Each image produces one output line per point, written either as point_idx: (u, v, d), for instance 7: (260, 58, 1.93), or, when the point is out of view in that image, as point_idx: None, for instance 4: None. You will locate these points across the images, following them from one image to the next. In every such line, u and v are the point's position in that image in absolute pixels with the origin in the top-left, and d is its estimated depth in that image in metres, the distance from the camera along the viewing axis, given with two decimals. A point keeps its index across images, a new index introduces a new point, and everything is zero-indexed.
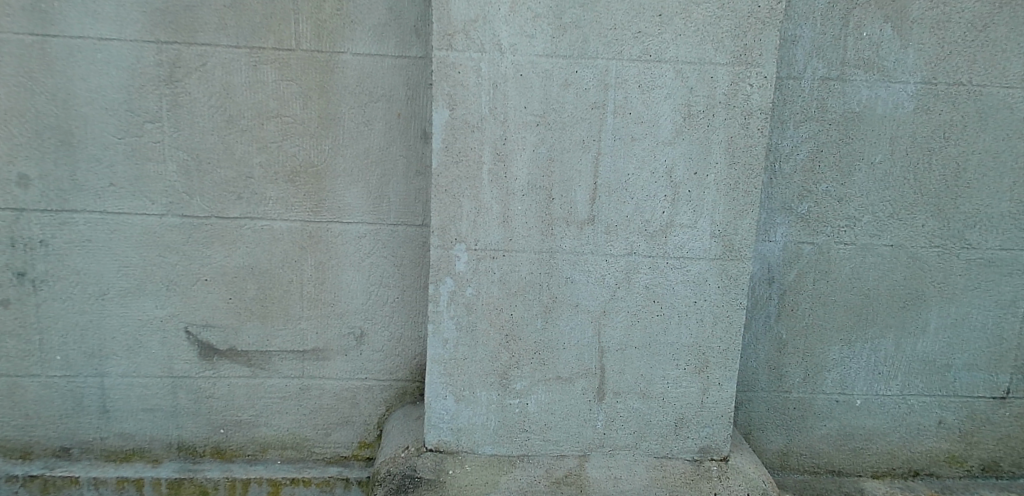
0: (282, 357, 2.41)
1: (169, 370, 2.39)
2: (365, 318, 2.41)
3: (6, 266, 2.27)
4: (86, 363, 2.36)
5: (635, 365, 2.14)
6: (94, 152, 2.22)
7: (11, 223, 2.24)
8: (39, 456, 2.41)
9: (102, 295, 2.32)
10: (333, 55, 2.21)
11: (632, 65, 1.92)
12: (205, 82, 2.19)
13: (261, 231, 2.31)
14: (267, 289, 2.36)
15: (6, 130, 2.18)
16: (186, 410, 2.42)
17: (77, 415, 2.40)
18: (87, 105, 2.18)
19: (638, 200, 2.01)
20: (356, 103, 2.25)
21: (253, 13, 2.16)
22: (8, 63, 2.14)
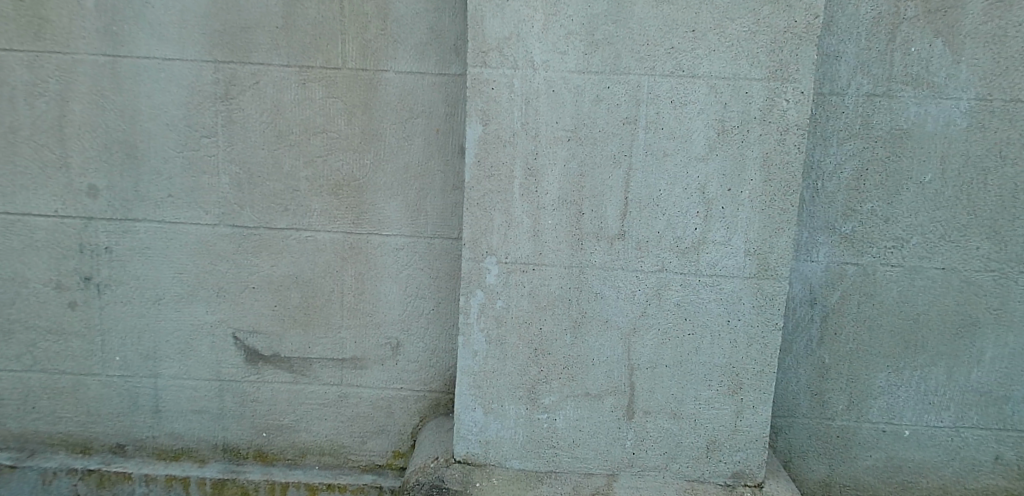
0: (322, 364, 2.48)
1: (217, 374, 2.49)
2: (401, 329, 2.46)
3: (73, 271, 2.42)
4: (141, 364, 2.49)
5: (666, 383, 2.12)
6: (155, 165, 2.35)
7: (80, 231, 2.39)
8: (96, 452, 2.54)
9: (157, 300, 2.44)
10: (376, 73, 2.29)
11: (664, 80, 1.93)
12: (258, 99, 2.30)
13: (306, 242, 2.40)
14: (310, 298, 2.44)
15: (81, 144, 2.33)
16: (229, 413, 2.52)
17: (132, 414, 2.52)
18: (151, 121, 2.32)
19: (671, 215, 2.01)
20: (397, 119, 2.32)
21: (304, 32, 2.26)
22: (82, 81, 2.29)
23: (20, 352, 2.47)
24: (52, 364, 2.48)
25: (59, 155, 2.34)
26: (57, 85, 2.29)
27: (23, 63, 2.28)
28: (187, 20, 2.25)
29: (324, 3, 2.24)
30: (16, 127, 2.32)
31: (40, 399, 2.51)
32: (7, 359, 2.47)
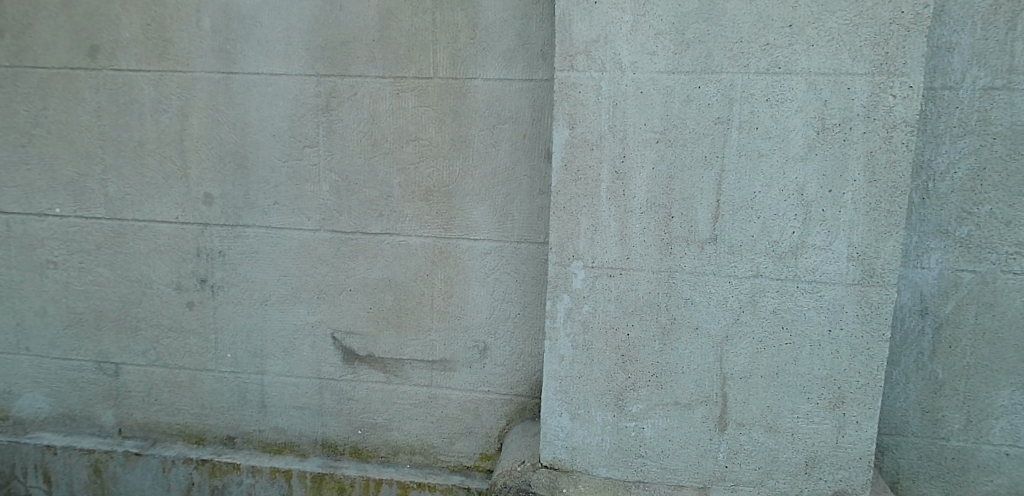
0: (413, 366, 2.56)
1: (317, 372, 2.61)
2: (488, 333, 2.49)
3: (192, 273, 2.61)
4: (250, 361, 2.65)
5: (760, 394, 2.03)
6: (264, 175, 2.51)
7: (198, 236, 2.58)
8: (209, 445, 2.71)
9: (263, 301, 2.60)
10: (465, 82, 2.35)
11: (758, 78, 1.87)
12: (356, 110, 2.42)
13: (399, 246, 2.48)
14: (402, 300, 2.52)
15: (198, 156, 2.53)
16: (328, 410, 2.63)
17: (241, 408, 2.68)
18: (260, 133, 2.48)
19: (766, 218, 1.93)
20: (485, 125, 2.36)
21: (398, 45, 2.36)
22: (201, 98, 2.48)
23: (146, 347, 2.68)
24: (174, 359, 2.68)
25: (179, 166, 2.54)
26: (178, 101, 2.50)
27: (150, 81, 2.50)
28: (292, 38, 2.40)
29: (417, 16, 2.33)
30: (143, 141, 2.54)
31: (163, 391, 2.71)
32: (135, 353, 2.69)
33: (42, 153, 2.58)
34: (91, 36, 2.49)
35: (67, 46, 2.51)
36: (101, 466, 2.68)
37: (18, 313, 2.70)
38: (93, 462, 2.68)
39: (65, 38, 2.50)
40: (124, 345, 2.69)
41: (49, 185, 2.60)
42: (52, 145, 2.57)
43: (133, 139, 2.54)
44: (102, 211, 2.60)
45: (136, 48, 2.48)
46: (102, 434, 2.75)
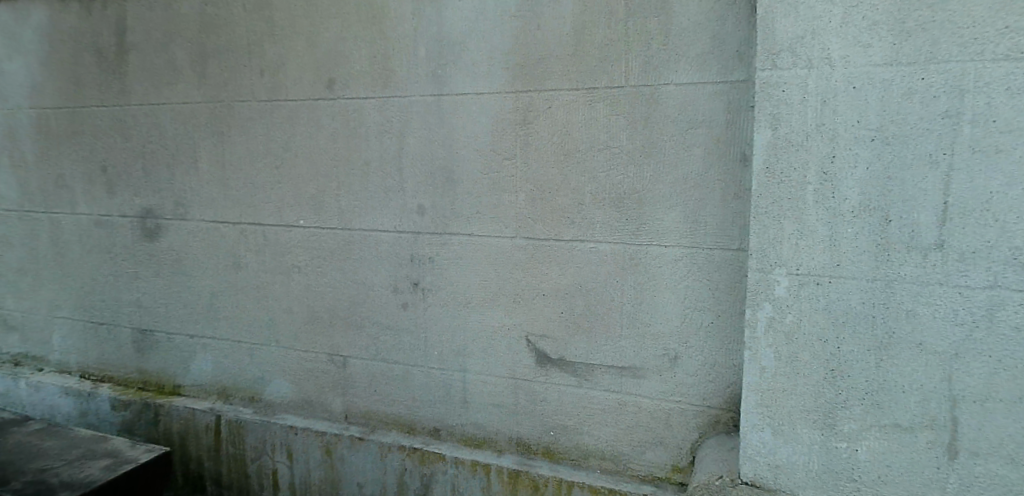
0: (605, 372, 2.10)
1: (511, 372, 2.19)
2: (680, 341, 2.01)
3: (404, 276, 2.26)
4: (453, 359, 2.25)
5: (1002, 426, 1.54)
6: (471, 189, 2.15)
7: (411, 244, 2.24)
8: (379, 432, 2.34)
9: (466, 304, 2.21)
10: (655, 88, 1.95)
11: (995, 66, 1.46)
12: (550, 122, 2.06)
13: (589, 252, 2.07)
14: (593, 309, 2.09)
15: (386, 178, 2.24)
16: (522, 411, 2.19)
17: (447, 403, 2.28)
18: (465, 148, 2.14)
19: (1005, 222, 1.49)
20: (676, 130, 1.94)
21: (591, 57, 2.00)
22: (414, 118, 2.19)
23: (369, 344, 2.34)
24: (394, 358, 2.32)
25: (398, 180, 2.23)
26: (389, 110, 2.21)
27: (350, 90, 2.25)
28: (495, 48, 2.08)
29: (610, 27, 1.98)
30: (342, 155, 2.28)
31: (367, 392, 2.37)
32: (362, 348, 2.35)
33: (251, 154, 2.42)
34: (300, 39, 2.29)
35: (279, 53, 2.33)
36: (285, 452, 2.40)
37: (266, 308, 2.47)
38: (275, 443, 2.41)
39: (281, 43, 2.32)
40: (354, 340, 2.36)
41: (246, 184, 2.44)
42: (254, 146, 2.40)
43: (319, 145, 2.31)
44: (304, 218, 2.37)
45: (356, 46, 2.22)
46: (303, 414, 2.46)
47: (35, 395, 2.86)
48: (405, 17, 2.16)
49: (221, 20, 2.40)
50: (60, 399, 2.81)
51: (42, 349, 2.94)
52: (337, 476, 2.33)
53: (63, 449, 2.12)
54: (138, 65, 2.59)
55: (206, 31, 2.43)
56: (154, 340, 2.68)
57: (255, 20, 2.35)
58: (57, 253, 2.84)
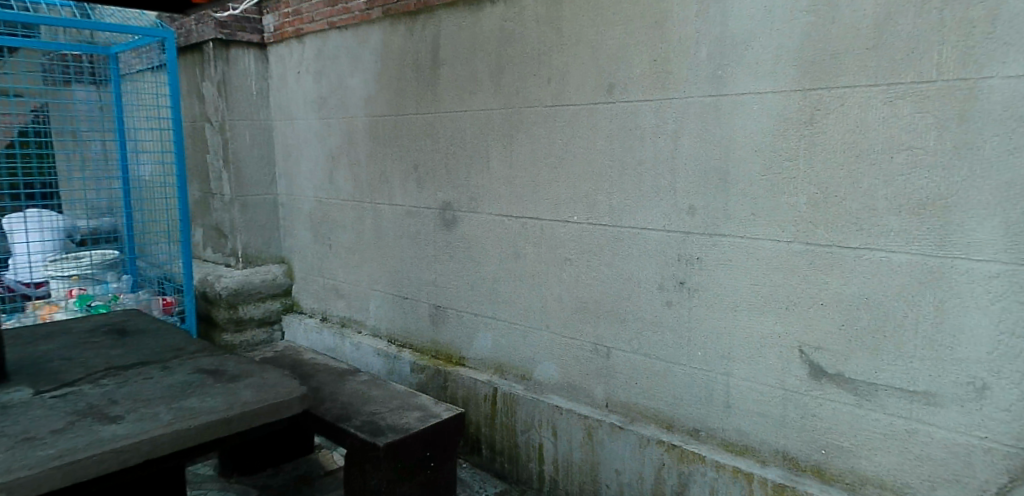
0: (892, 394, 1.60)
1: (781, 382, 1.80)
2: (989, 369, 1.44)
3: (670, 274, 2.01)
4: (716, 360, 1.93)
5: None
6: (750, 190, 1.79)
7: (680, 242, 1.97)
8: (638, 425, 2.12)
9: (733, 306, 1.87)
10: (976, 83, 1.40)
11: None
12: (842, 123, 1.60)
13: (878, 263, 1.58)
14: (879, 324, 1.60)
15: (646, 180, 2.02)
16: (790, 423, 1.79)
17: (704, 403, 1.98)
18: (745, 148, 1.79)
19: None
20: (1003, 131, 1.38)
21: (894, 50, 1.51)
22: (690, 123, 1.90)
23: (631, 336, 2.13)
24: (656, 353, 2.08)
25: (669, 180, 1.97)
26: (665, 112, 1.95)
27: (630, 97, 2.02)
28: (785, 47, 1.68)
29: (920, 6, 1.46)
30: (619, 157, 2.07)
31: (628, 383, 2.16)
32: (622, 341, 2.16)
33: (533, 154, 2.28)
34: (585, 46, 2.10)
35: (566, 61, 2.15)
36: (550, 429, 2.29)
37: (540, 295, 2.35)
38: (543, 419, 2.30)
39: (568, 53, 2.15)
40: (617, 335, 2.17)
41: (529, 181, 2.31)
42: (539, 148, 2.26)
43: (597, 149, 2.12)
44: (579, 214, 2.20)
45: (638, 50, 1.99)
46: (568, 398, 2.31)
47: (355, 354, 2.95)
48: (688, 19, 1.87)
49: (513, 36, 2.27)
50: (375, 359, 2.86)
51: (363, 314, 2.98)
52: (598, 460, 2.17)
53: (386, 398, 2.07)
54: (390, 68, 2.68)
55: (477, 42, 2.37)
56: (414, 305, 2.75)
57: (544, 36, 2.20)
58: (378, 238, 2.86)
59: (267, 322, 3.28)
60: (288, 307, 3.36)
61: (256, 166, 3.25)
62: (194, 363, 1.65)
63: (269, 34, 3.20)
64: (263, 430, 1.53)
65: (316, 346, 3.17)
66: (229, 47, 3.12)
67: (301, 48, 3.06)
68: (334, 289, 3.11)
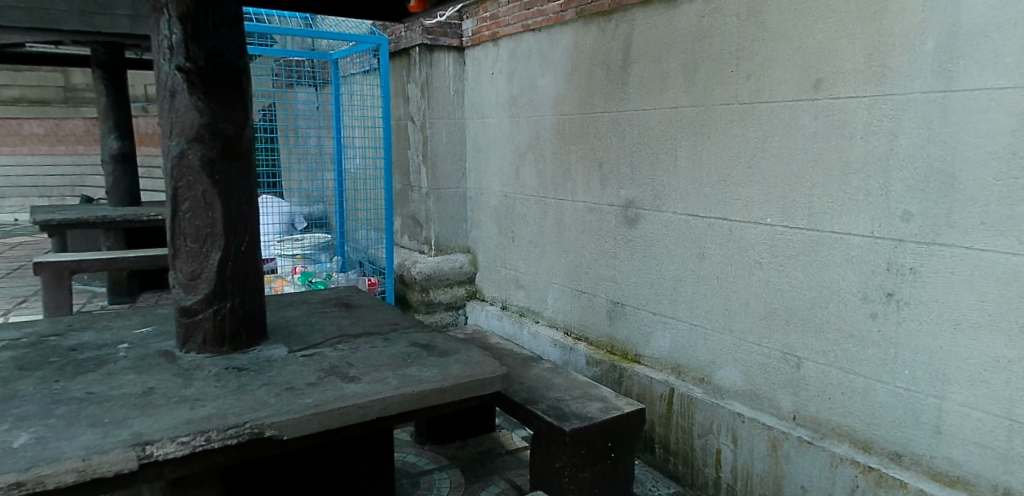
0: None
1: (1008, 410, 1.56)
2: None
3: (875, 284, 1.82)
4: (926, 380, 1.72)
5: None
6: (980, 195, 1.57)
7: (889, 250, 1.77)
8: (829, 442, 1.96)
9: (954, 324, 1.65)
10: None
11: None
12: None
13: None
14: None
15: (849, 183, 1.85)
16: (1018, 458, 1.55)
17: (907, 425, 1.77)
18: (976, 150, 1.57)
19: None
20: None
21: None
22: (909, 121, 1.70)
23: (824, 347, 1.97)
24: (855, 368, 1.89)
25: (881, 183, 1.78)
26: (881, 109, 1.76)
27: (839, 94, 1.86)
28: None
29: None
30: (823, 157, 1.91)
31: (819, 397, 2.00)
32: (815, 351, 2.00)
33: (725, 153, 2.21)
34: (791, 40, 1.97)
35: (768, 55, 2.04)
36: (730, 436, 2.22)
37: (725, 297, 2.27)
38: (723, 425, 2.24)
39: (770, 46, 2.03)
40: (810, 345, 2.01)
41: (719, 180, 2.24)
42: (732, 147, 2.18)
43: (796, 148, 1.98)
44: (773, 215, 2.07)
45: (853, 43, 1.81)
46: (750, 407, 2.21)
47: (534, 342, 3.10)
48: (913, 8, 1.67)
49: (712, 32, 2.21)
50: (552, 349, 3.00)
51: (540, 305, 3.13)
52: (781, 473, 2.06)
53: (569, 387, 2.15)
54: (580, 68, 2.76)
55: (673, 39, 2.34)
56: (593, 300, 2.82)
57: (744, 32, 2.11)
58: (559, 234, 2.98)
59: (453, 307, 3.54)
60: (472, 295, 3.60)
61: (450, 161, 3.52)
62: (408, 338, 1.83)
63: (467, 38, 3.43)
64: (463, 404, 1.65)
65: (497, 332, 3.38)
66: (433, 51, 3.39)
67: (496, 50, 3.24)
68: (514, 279, 3.29)
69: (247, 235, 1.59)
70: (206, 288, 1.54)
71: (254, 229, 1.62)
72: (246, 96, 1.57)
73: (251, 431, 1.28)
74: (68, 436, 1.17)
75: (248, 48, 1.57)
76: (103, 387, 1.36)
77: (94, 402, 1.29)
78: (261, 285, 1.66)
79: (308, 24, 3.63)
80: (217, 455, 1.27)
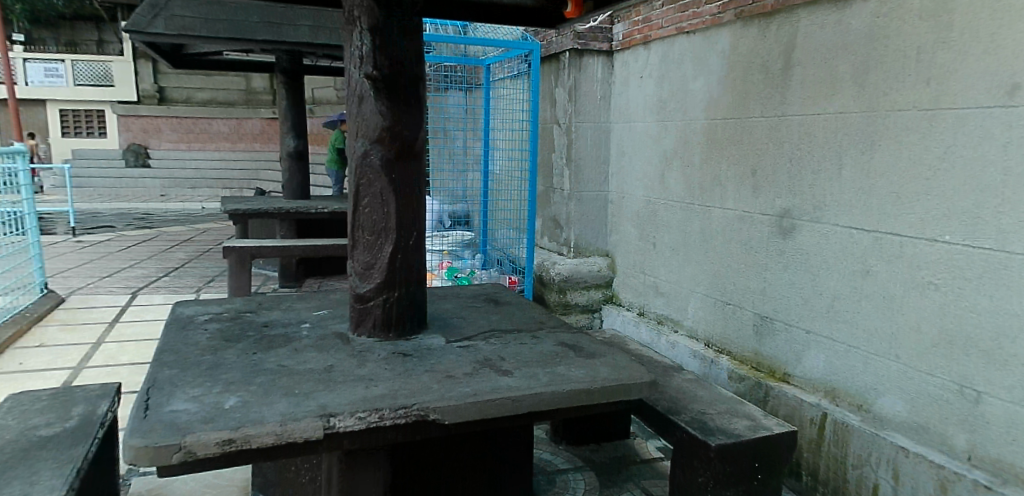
0: None
1: None
2: None
3: None
4: None
5: None
6: None
7: None
8: (1013, 490, 1.71)
9: None
10: None
11: None
12: None
13: None
14: None
15: None
16: None
17: None
18: None
19: None
20: None
21: None
22: None
23: (1011, 383, 1.73)
24: None
25: None
26: None
27: None
28: None
29: None
30: (1017, 170, 1.69)
31: (1002, 437, 1.75)
32: (999, 386, 1.76)
33: (898, 163, 2.02)
34: (981, 41, 1.77)
35: (953, 58, 1.85)
36: (890, 470, 2.03)
37: (890, 320, 2.08)
38: (883, 458, 2.05)
39: (955, 48, 1.84)
40: (993, 379, 1.77)
41: (890, 192, 2.05)
42: (906, 157, 2.00)
43: (985, 159, 1.77)
44: (952, 233, 1.87)
45: None
46: (916, 441, 2.00)
47: (671, 351, 3.10)
48: None
49: (888, 33, 2.04)
50: (690, 360, 2.97)
51: (681, 315, 3.11)
52: None
53: (714, 401, 2.07)
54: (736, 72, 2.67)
55: (841, 41, 2.20)
56: (738, 312, 2.73)
57: (926, 34, 1.92)
58: (704, 242, 2.91)
59: (588, 309, 3.65)
60: (607, 298, 3.68)
61: (593, 165, 3.57)
62: (556, 337, 1.85)
63: (617, 42, 3.45)
64: (608, 408, 1.61)
65: (633, 337, 3.42)
66: (583, 55, 3.44)
67: (647, 54, 3.24)
68: (653, 286, 3.30)
69: (414, 231, 1.70)
70: (378, 278, 1.67)
71: (421, 225, 1.72)
72: (421, 100, 1.68)
73: (418, 413, 1.33)
74: (267, 402, 1.29)
75: (424, 56, 1.67)
76: (292, 361, 1.52)
77: (286, 374, 1.44)
78: (424, 278, 1.77)
79: (461, 32, 3.85)
80: (388, 432, 1.35)
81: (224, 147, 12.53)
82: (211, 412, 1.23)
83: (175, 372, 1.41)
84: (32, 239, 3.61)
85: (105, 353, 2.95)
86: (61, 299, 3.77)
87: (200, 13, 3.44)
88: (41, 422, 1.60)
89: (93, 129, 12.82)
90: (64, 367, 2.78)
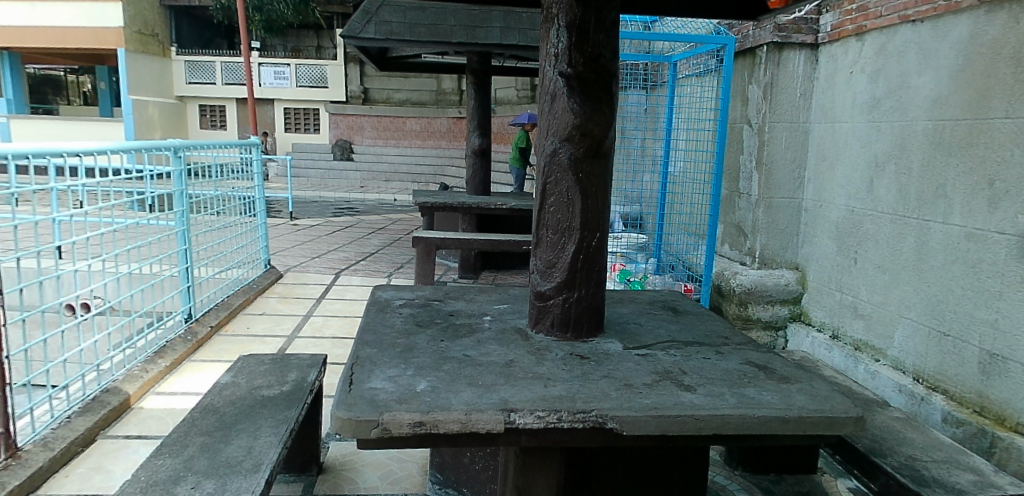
0: None
1: None
2: None
3: None
4: None
5: None
6: None
7: None
8: None
9: None
10: None
11: None
12: None
13: None
14: None
15: None
16: None
17: None
18: None
19: None
20: None
21: None
22: None
23: None
24: None
25: None
26: None
27: None
28: None
29: None
30: None
31: None
32: None
33: None
34: None
35: None
36: None
37: None
38: None
39: None
40: None
41: None
42: None
43: None
44: None
45: None
46: None
47: (871, 383, 2.74)
48: None
49: None
50: (895, 395, 2.60)
51: (885, 343, 2.73)
52: None
53: (929, 447, 1.78)
54: (975, 65, 2.28)
55: None
56: (961, 346, 2.33)
57: None
58: (919, 261, 2.53)
59: (772, 326, 3.37)
60: (795, 316, 3.37)
61: (787, 169, 3.29)
62: (743, 356, 1.70)
63: (825, 33, 3.13)
64: (799, 441, 1.44)
65: (825, 362, 3.09)
66: (783, 49, 3.17)
67: (860, 47, 2.89)
68: (852, 306, 2.95)
69: (598, 232, 1.67)
70: (559, 276, 1.67)
71: (605, 226, 1.68)
72: (614, 99, 1.64)
73: (595, 420, 1.29)
74: (453, 390, 1.34)
75: (620, 53, 1.62)
76: (476, 353, 1.57)
77: (470, 364, 1.49)
78: (604, 281, 1.72)
79: (648, 27, 3.72)
80: (565, 435, 1.32)
81: (415, 143, 14.01)
82: (404, 393, 1.30)
83: (373, 352, 1.53)
84: (262, 221, 4.18)
85: (313, 325, 3.33)
86: (279, 274, 4.34)
87: (405, 19, 3.73)
88: (264, 383, 1.83)
89: (308, 126, 14.58)
90: (280, 334, 3.19)
